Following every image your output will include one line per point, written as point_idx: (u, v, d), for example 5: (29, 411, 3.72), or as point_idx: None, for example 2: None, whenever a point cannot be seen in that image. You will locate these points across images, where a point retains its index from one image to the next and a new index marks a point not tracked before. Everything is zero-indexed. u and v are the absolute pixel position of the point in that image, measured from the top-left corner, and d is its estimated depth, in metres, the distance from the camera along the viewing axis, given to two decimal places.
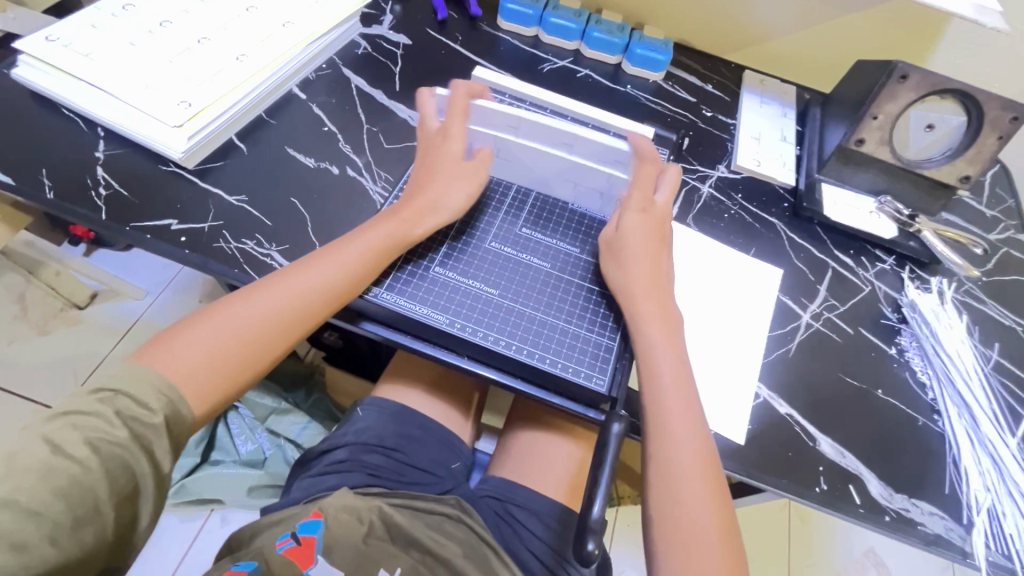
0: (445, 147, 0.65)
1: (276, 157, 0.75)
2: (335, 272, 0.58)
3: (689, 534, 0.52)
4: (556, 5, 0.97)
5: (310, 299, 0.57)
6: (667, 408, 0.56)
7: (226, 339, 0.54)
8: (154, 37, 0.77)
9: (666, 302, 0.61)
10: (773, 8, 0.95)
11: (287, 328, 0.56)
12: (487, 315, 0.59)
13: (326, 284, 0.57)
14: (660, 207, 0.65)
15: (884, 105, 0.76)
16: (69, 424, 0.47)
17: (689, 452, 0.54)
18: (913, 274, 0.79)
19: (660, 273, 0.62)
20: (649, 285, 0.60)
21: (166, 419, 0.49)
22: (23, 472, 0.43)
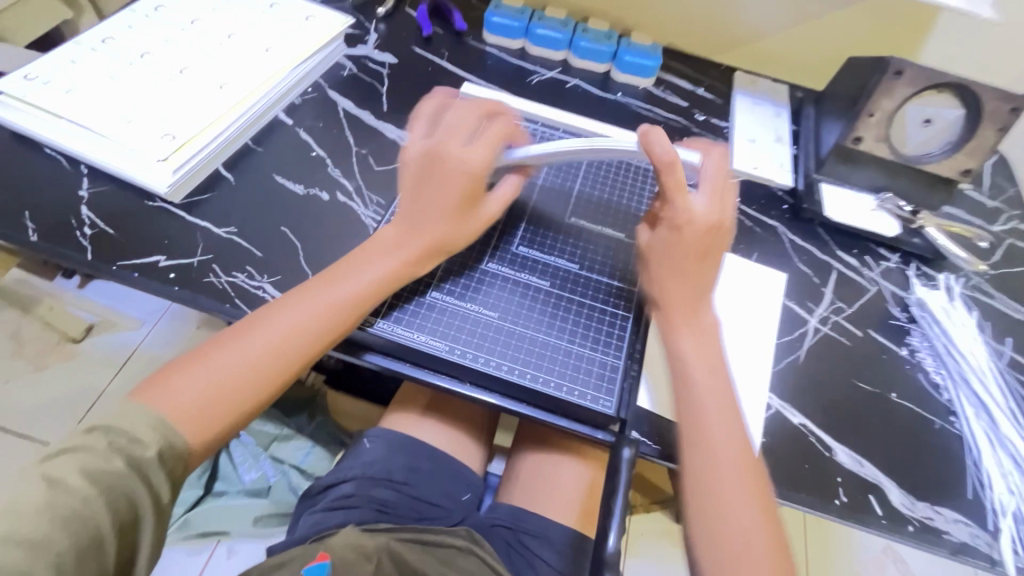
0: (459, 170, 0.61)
1: (264, 185, 0.73)
2: (337, 300, 0.56)
3: (727, 543, 0.50)
4: (541, 15, 0.96)
5: (311, 330, 0.55)
6: (699, 409, 0.55)
7: (228, 375, 0.52)
8: (134, 69, 0.76)
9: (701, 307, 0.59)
10: (759, 7, 0.95)
11: (285, 363, 0.54)
12: (488, 342, 0.58)
13: (327, 313, 0.56)
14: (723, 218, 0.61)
15: (880, 101, 0.75)
16: (64, 460, 0.45)
17: (729, 450, 0.53)
18: (919, 270, 0.78)
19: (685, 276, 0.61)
20: (687, 292, 0.59)
21: (160, 452, 0.48)
22: (27, 508, 0.43)
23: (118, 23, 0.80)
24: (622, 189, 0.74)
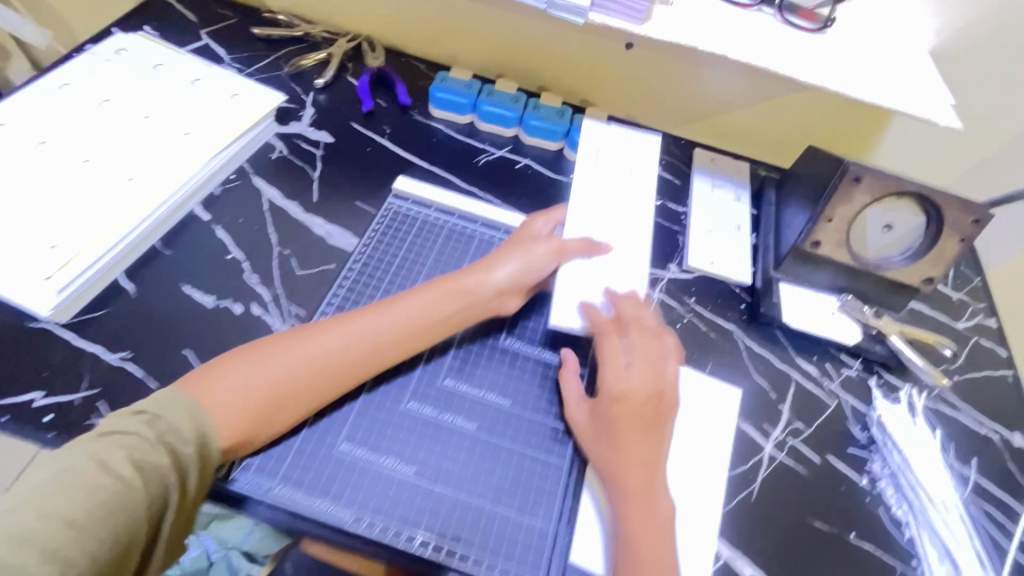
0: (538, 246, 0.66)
1: (169, 297, 0.66)
2: (401, 324, 0.56)
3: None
4: (490, 90, 0.90)
5: (370, 350, 0.54)
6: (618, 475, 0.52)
7: (277, 380, 0.51)
8: (26, 164, 0.68)
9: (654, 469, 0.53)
10: (720, 83, 0.89)
11: (336, 377, 0.53)
12: (399, 508, 0.51)
13: (385, 339, 0.55)
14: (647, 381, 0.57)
15: (837, 207, 0.71)
16: (112, 442, 0.43)
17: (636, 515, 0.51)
18: (880, 379, 0.74)
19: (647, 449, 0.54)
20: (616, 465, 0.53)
21: (198, 449, 0.45)
22: (71, 486, 0.40)
23: (12, 105, 0.72)
24: None
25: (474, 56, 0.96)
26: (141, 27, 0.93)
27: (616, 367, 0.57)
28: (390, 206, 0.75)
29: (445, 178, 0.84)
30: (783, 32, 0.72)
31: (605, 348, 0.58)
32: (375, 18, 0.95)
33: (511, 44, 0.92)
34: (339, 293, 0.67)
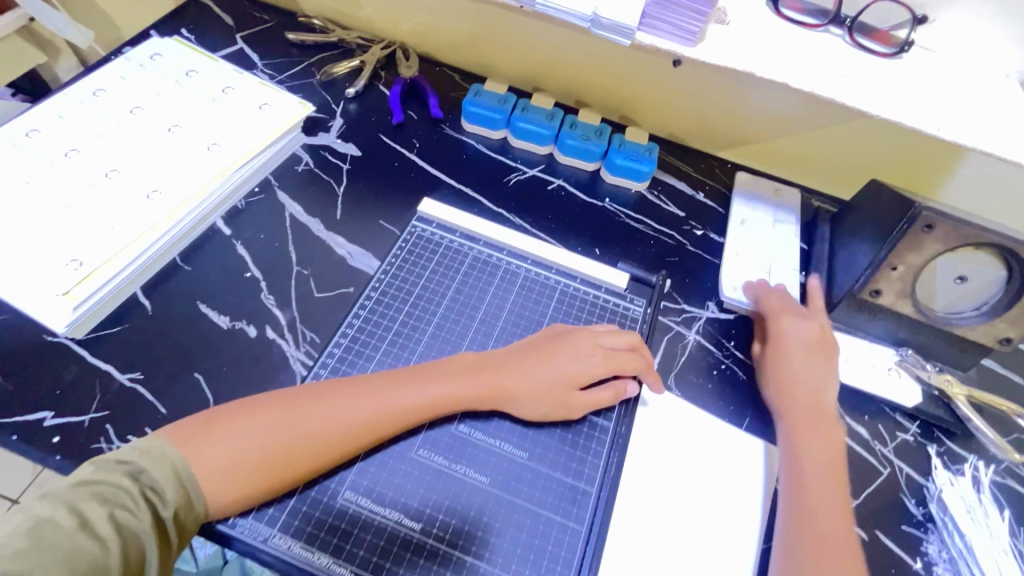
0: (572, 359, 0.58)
1: (184, 316, 0.64)
2: (397, 404, 0.52)
3: (819, 543, 0.52)
4: (525, 105, 0.86)
5: (360, 428, 0.51)
6: (796, 424, 0.60)
7: (265, 447, 0.48)
8: (55, 173, 0.68)
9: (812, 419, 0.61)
10: (777, 106, 0.82)
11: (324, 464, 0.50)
12: (402, 568, 0.48)
13: (375, 422, 0.51)
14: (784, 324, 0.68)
15: (904, 255, 0.64)
16: (95, 496, 0.42)
17: (818, 466, 0.57)
18: (941, 448, 0.66)
19: (794, 386, 0.62)
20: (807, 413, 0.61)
21: (177, 511, 0.44)
22: (48, 545, 0.39)
23: (44, 114, 0.72)
24: None
25: (511, 68, 0.91)
26: (178, 30, 0.92)
27: (799, 321, 0.67)
28: (413, 229, 0.71)
29: (473, 199, 0.80)
30: (852, 57, 0.65)
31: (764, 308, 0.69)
32: (410, 26, 0.92)
33: (549, 57, 0.87)
34: (354, 324, 0.63)
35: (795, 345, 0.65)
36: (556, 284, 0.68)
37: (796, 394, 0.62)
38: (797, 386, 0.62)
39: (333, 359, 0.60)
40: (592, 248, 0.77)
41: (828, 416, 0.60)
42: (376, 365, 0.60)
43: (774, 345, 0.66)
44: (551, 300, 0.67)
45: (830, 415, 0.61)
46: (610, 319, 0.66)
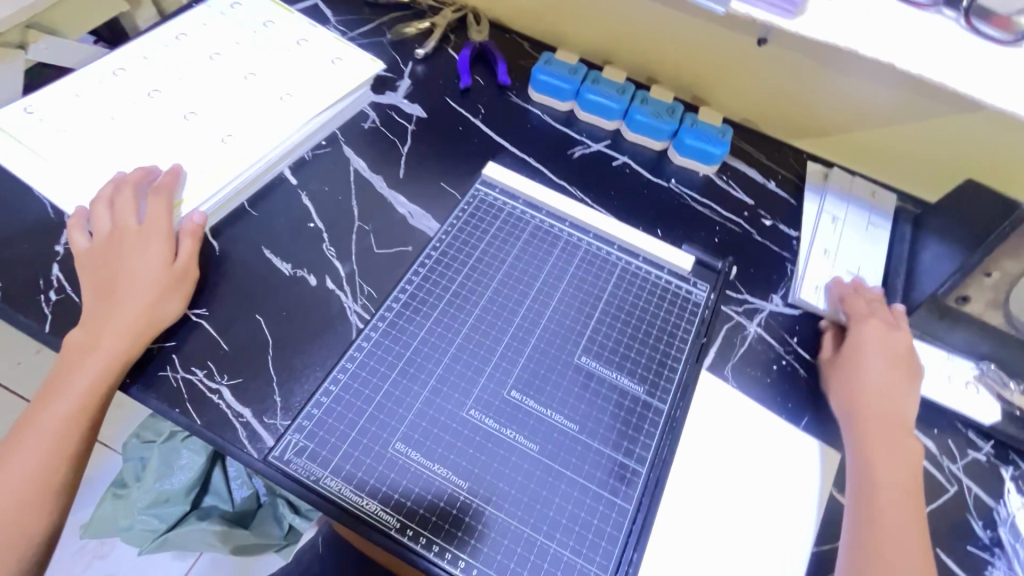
0: (146, 246, 0.60)
1: (249, 260, 0.66)
2: (62, 409, 0.54)
3: (891, 559, 0.51)
4: (596, 77, 0.83)
5: (70, 423, 0.54)
6: (873, 436, 0.57)
7: (46, 476, 0.52)
8: (137, 112, 0.70)
9: (893, 424, 0.58)
10: (866, 93, 0.76)
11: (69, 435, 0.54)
12: (447, 522, 0.48)
13: (74, 415, 0.54)
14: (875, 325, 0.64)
15: (1002, 260, 0.59)
16: None
17: (894, 482, 0.55)
18: (1017, 471, 0.62)
19: (872, 398, 0.59)
20: (883, 417, 0.58)
21: None
22: None
23: (131, 54, 0.74)
24: (650, 322, 0.62)
25: (584, 38, 0.88)
26: None
27: (884, 327, 0.64)
28: (475, 193, 0.70)
29: (536, 169, 0.78)
30: (968, 42, 0.60)
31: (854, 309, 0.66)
32: None
33: (626, 29, 0.84)
34: (413, 281, 0.61)
35: (878, 354, 0.62)
36: (618, 260, 0.66)
37: (876, 406, 0.59)
38: (875, 396, 0.59)
39: (391, 312, 0.59)
40: (654, 229, 0.75)
41: (903, 432, 0.58)
42: (431, 324, 0.59)
43: (853, 354, 0.62)
44: (612, 276, 0.64)
45: (906, 422, 0.59)
46: (672, 301, 0.64)
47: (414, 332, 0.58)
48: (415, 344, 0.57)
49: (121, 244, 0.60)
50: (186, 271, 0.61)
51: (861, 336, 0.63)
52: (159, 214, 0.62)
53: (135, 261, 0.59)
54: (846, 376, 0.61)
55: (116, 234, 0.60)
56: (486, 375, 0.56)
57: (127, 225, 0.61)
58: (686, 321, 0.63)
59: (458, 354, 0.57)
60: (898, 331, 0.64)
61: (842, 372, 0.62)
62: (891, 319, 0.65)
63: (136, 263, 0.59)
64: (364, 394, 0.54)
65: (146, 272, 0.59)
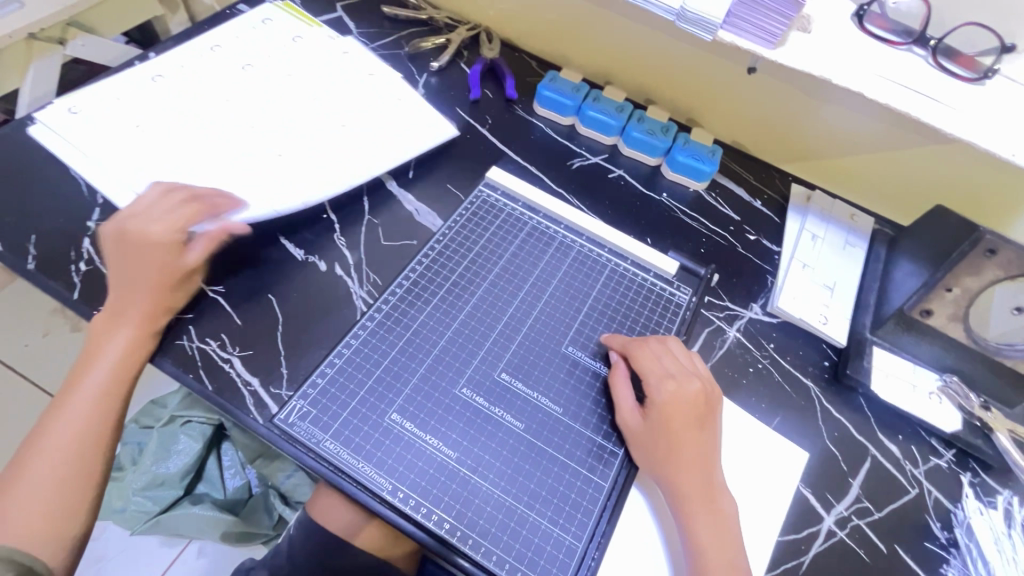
0: (157, 235, 0.62)
1: (266, 244, 0.71)
2: (102, 372, 0.58)
3: None
4: (596, 96, 0.89)
5: (110, 385, 0.58)
6: (690, 508, 0.52)
7: (93, 433, 0.57)
8: (177, 108, 0.75)
9: (716, 490, 0.54)
10: (847, 119, 0.82)
11: (103, 408, 0.58)
12: (435, 488, 0.52)
13: (114, 376, 0.59)
14: (683, 376, 0.58)
15: (962, 278, 0.64)
16: None
17: (712, 551, 0.51)
18: (975, 478, 0.66)
19: (693, 468, 0.54)
20: (693, 480, 0.54)
21: None
22: None
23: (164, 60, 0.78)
24: (634, 318, 0.66)
25: (588, 59, 0.95)
26: None
27: (663, 378, 0.58)
28: (479, 194, 0.75)
29: (536, 176, 0.84)
30: (935, 78, 0.66)
31: (650, 362, 0.59)
32: (496, 11, 0.97)
33: (626, 52, 0.90)
34: (416, 270, 0.66)
35: (685, 414, 0.56)
36: (608, 262, 0.71)
37: (694, 475, 0.54)
38: (694, 466, 0.54)
39: (395, 296, 0.63)
40: (644, 237, 0.80)
41: (714, 494, 0.54)
42: (431, 309, 0.63)
43: (646, 413, 0.56)
44: (601, 276, 0.69)
45: (719, 484, 0.55)
46: (656, 301, 0.68)
47: (414, 316, 0.62)
48: (415, 326, 0.61)
49: (132, 241, 0.62)
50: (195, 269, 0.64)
51: (666, 395, 0.57)
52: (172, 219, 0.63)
53: (143, 248, 0.62)
54: (667, 445, 0.55)
55: (129, 232, 0.62)
56: (478, 357, 0.60)
57: (140, 211, 0.63)
58: (669, 320, 0.67)
59: (454, 337, 0.61)
60: (706, 383, 0.59)
61: (668, 437, 0.55)
62: (686, 366, 0.59)
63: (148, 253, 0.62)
64: (366, 367, 0.58)
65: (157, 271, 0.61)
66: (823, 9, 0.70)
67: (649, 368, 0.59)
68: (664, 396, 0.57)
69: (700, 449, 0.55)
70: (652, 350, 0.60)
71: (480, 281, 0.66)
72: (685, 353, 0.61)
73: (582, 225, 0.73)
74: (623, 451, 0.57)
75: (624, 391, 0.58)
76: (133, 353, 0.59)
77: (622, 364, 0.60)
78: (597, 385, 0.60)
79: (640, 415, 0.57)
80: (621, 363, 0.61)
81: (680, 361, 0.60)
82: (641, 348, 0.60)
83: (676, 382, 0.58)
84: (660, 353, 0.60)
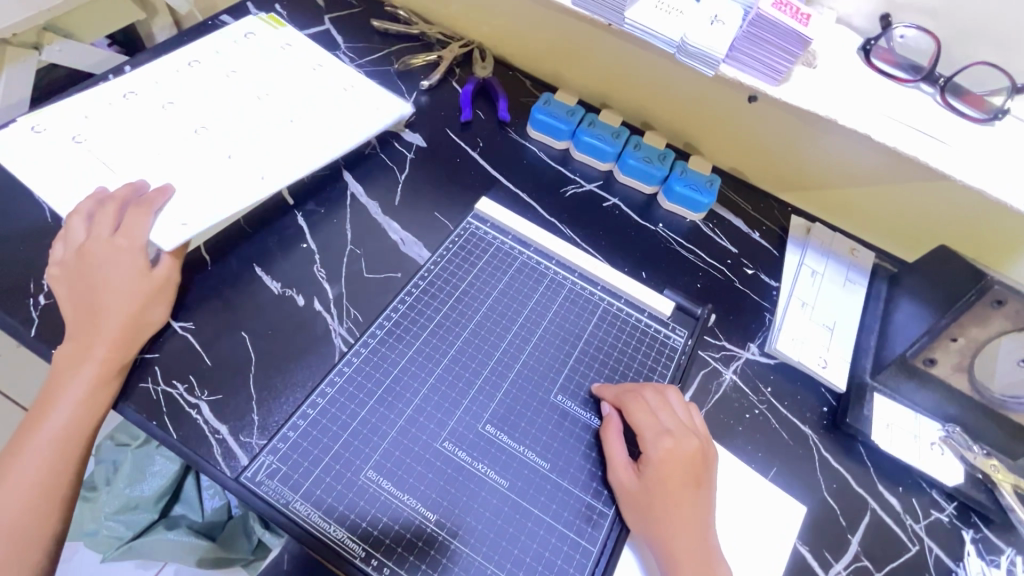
0: (117, 257, 0.60)
1: (241, 277, 0.67)
2: (60, 418, 0.54)
3: None
4: (592, 120, 0.86)
5: (69, 433, 0.54)
6: None
7: (47, 489, 0.52)
8: (148, 126, 0.71)
9: (712, 558, 0.51)
10: (849, 151, 0.79)
11: (61, 457, 0.53)
12: (412, 555, 0.49)
13: (73, 422, 0.54)
14: (681, 432, 0.55)
15: (968, 328, 0.61)
16: None
17: None
18: (977, 534, 0.63)
19: (688, 533, 0.51)
20: (689, 547, 0.50)
21: None
22: None
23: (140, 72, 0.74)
24: (627, 363, 0.63)
25: (583, 80, 0.92)
26: (271, 5, 0.96)
27: (659, 433, 0.55)
28: (467, 226, 0.72)
29: (528, 204, 0.81)
30: (943, 118, 0.63)
31: (645, 415, 0.56)
32: (490, 27, 0.93)
33: (624, 75, 0.87)
34: (399, 308, 0.62)
35: (681, 474, 0.53)
36: (601, 301, 0.68)
37: (690, 542, 0.51)
38: (689, 531, 0.51)
39: (374, 338, 0.60)
40: (639, 271, 0.77)
41: (710, 562, 0.50)
42: (413, 352, 0.60)
43: (640, 471, 0.53)
44: (593, 317, 0.66)
45: (716, 551, 0.51)
46: (650, 344, 0.65)
47: (395, 360, 0.59)
48: (395, 372, 0.58)
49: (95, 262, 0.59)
50: (169, 280, 0.62)
51: (663, 452, 0.53)
52: (134, 227, 0.61)
53: (106, 273, 0.59)
54: (662, 507, 0.52)
55: (88, 248, 0.60)
56: (460, 406, 0.57)
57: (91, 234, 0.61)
58: (663, 364, 0.64)
59: (437, 384, 0.58)
60: (703, 439, 0.56)
61: (663, 498, 0.52)
62: (684, 420, 0.56)
63: (112, 277, 0.59)
64: (341, 418, 0.54)
65: (128, 283, 0.59)
66: (827, 42, 0.67)
67: (644, 421, 0.55)
68: (660, 452, 0.53)
69: (696, 513, 0.52)
70: (648, 401, 0.57)
71: (467, 321, 0.63)
72: (683, 404, 0.57)
73: (575, 260, 0.70)
74: (615, 511, 0.54)
75: (617, 445, 0.55)
76: (97, 396, 0.55)
77: (615, 415, 0.57)
78: (588, 437, 0.57)
79: (634, 472, 0.54)
80: (615, 414, 0.57)
81: (677, 413, 0.57)
82: (636, 399, 0.57)
83: (674, 437, 0.54)
84: (657, 404, 0.57)
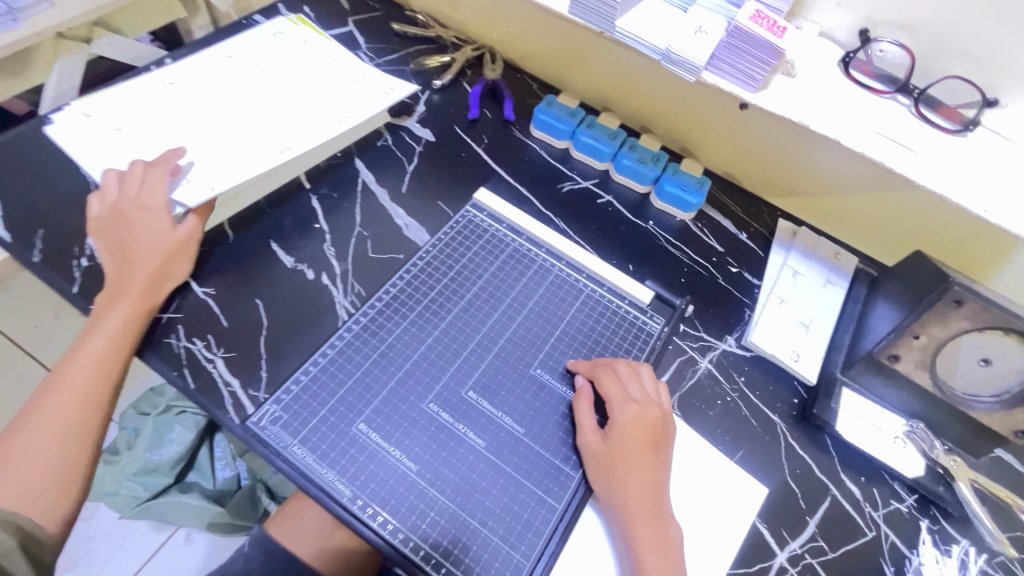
0: (143, 216, 0.66)
1: (258, 250, 0.74)
2: (92, 356, 0.61)
3: None
4: (591, 122, 0.91)
5: (98, 371, 0.61)
6: (638, 532, 0.54)
7: (81, 419, 0.59)
8: (185, 112, 0.78)
9: (665, 517, 0.55)
10: (835, 159, 0.82)
11: (93, 391, 0.60)
12: (393, 497, 0.54)
13: (103, 362, 0.61)
14: (646, 402, 0.59)
15: (929, 326, 0.64)
16: None
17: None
18: (935, 525, 0.66)
19: (644, 493, 0.55)
20: (644, 505, 0.55)
21: None
22: None
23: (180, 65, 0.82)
24: (604, 345, 0.68)
25: (586, 85, 0.97)
26: (300, 7, 1.03)
27: (625, 402, 0.60)
28: (466, 214, 0.78)
29: (525, 197, 0.86)
30: (915, 128, 0.67)
31: (613, 385, 0.61)
32: (501, 32, 0.99)
33: (624, 80, 0.92)
34: (397, 284, 0.68)
35: (642, 439, 0.57)
36: (585, 287, 0.73)
37: (646, 500, 0.55)
38: (646, 490, 0.56)
39: (373, 309, 0.66)
40: (626, 264, 0.82)
41: (663, 519, 0.55)
42: (407, 323, 0.65)
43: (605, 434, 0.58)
44: (577, 301, 0.71)
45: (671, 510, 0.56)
46: (627, 329, 0.70)
47: (391, 329, 0.65)
48: (390, 340, 0.64)
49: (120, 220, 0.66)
50: (189, 236, 0.68)
51: (627, 419, 0.58)
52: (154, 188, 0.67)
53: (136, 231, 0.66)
54: (622, 468, 0.56)
55: (117, 205, 0.67)
56: (446, 373, 0.62)
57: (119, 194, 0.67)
58: (639, 347, 0.69)
59: (427, 352, 0.64)
60: (667, 411, 0.60)
61: (623, 459, 0.56)
62: (651, 393, 0.61)
63: (140, 234, 0.66)
64: (338, 376, 0.60)
65: (152, 239, 0.66)
66: (809, 54, 0.72)
67: (613, 391, 0.60)
68: (624, 418, 0.58)
69: (654, 475, 0.56)
70: (618, 373, 0.62)
71: (459, 299, 0.69)
72: (651, 379, 0.62)
73: (564, 248, 0.75)
74: (581, 472, 0.59)
75: (587, 413, 0.60)
76: (126, 338, 0.62)
77: (587, 385, 0.62)
78: (563, 405, 0.62)
79: (600, 436, 0.58)
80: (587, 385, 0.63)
81: (644, 386, 0.61)
82: (607, 372, 0.62)
83: (638, 405, 0.59)
84: (626, 377, 0.62)
